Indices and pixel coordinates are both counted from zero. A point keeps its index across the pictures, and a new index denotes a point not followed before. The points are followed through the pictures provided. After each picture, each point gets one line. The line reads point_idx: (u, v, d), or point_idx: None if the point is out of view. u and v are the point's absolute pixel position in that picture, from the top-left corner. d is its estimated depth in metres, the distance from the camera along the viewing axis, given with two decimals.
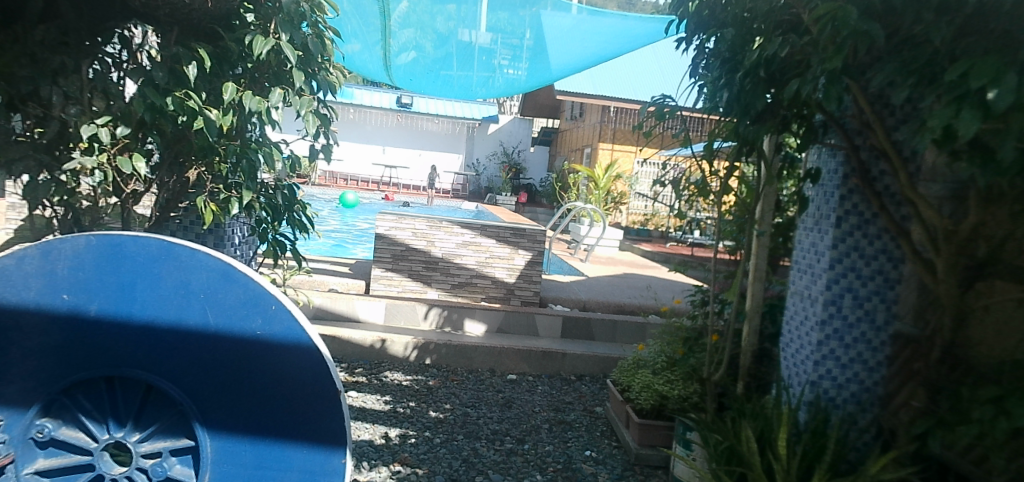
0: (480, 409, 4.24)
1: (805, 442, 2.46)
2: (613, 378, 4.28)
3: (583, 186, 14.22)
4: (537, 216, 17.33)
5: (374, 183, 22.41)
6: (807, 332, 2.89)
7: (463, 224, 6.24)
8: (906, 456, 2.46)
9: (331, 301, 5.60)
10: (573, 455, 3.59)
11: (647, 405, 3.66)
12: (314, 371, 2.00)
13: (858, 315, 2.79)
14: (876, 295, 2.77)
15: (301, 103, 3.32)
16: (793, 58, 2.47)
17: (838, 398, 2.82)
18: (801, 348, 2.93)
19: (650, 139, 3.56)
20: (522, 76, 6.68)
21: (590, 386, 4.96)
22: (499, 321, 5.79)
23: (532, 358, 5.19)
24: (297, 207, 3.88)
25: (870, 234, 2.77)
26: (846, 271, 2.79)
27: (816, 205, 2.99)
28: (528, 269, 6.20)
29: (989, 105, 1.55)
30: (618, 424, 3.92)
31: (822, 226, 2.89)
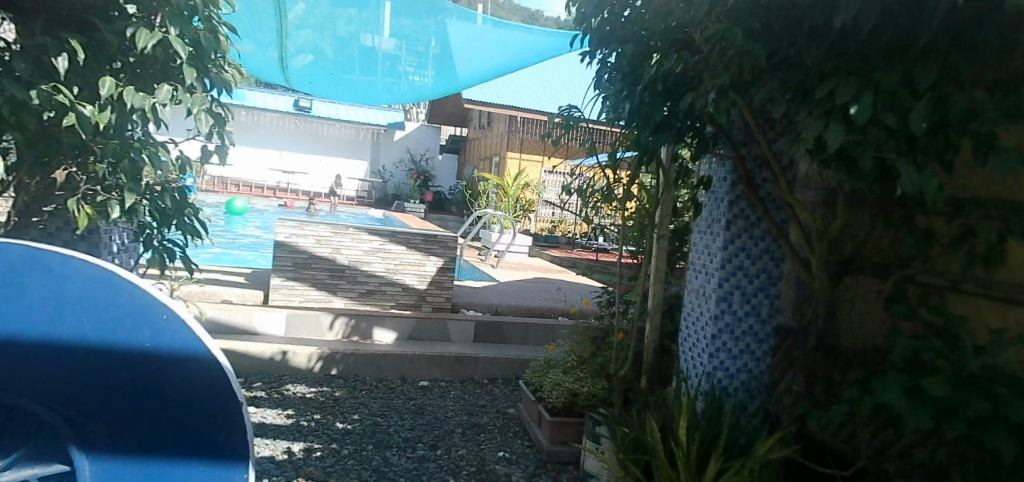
0: (391, 418, 4.16)
1: (702, 428, 2.64)
2: (525, 379, 4.36)
3: (491, 194, 14.37)
4: (447, 223, 17.32)
5: (272, 189, 21.35)
6: (703, 326, 3.17)
7: (370, 231, 6.13)
8: (789, 435, 2.73)
9: (224, 313, 5.30)
10: (486, 456, 3.62)
11: (559, 403, 3.75)
12: (214, 386, 1.85)
13: (746, 309, 3.09)
14: (761, 291, 3.10)
15: (193, 101, 3.14)
16: (687, 74, 2.65)
17: (731, 387, 3.08)
18: (698, 342, 3.20)
19: (558, 148, 3.68)
20: (428, 85, 6.66)
21: (502, 389, 5.02)
22: (410, 329, 5.72)
23: (444, 363, 5.18)
24: (189, 212, 3.61)
25: (755, 236, 3.09)
26: (735, 270, 3.09)
27: (708, 210, 3.28)
28: (440, 275, 6.16)
29: (850, 120, 1.77)
30: (530, 423, 4.00)
31: (714, 229, 3.18)
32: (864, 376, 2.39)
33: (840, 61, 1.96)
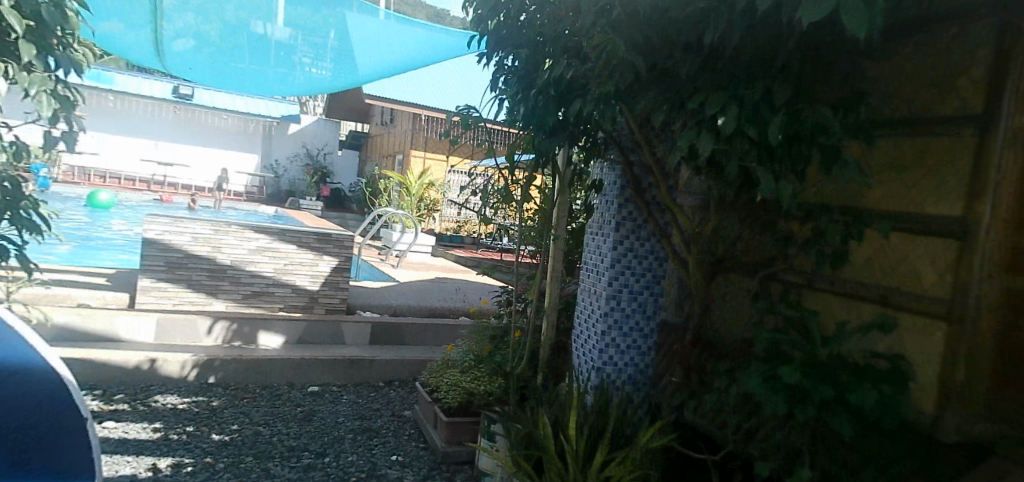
0: (275, 426, 3.96)
1: (589, 421, 2.74)
2: (422, 380, 4.31)
3: (393, 192, 14.09)
4: (347, 222, 16.78)
5: (149, 183, 19.63)
6: (594, 323, 3.32)
7: (257, 228, 5.81)
8: (669, 424, 2.91)
9: (80, 319, 4.81)
10: (377, 461, 3.55)
11: (454, 402, 3.74)
12: (44, 401, 1.29)
13: (634, 306, 3.28)
14: (647, 290, 3.30)
15: (32, 80, 2.90)
16: (577, 81, 2.74)
17: (619, 381, 3.24)
18: (589, 338, 3.35)
19: (457, 148, 3.66)
20: (326, 77, 6.39)
21: (398, 391, 4.94)
22: (300, 332, 5.47)
23: (336, 367, 5.00)
24: (25, 204, 3.24)
25: (642, 237, 3.30)
26: (624, 270, 3.27)
27: (600, 212, 3.45)
28: (335, 275, 5.95)
29: (718, 130, 1.91)
30: (426, 425, 3.96)
31: (605, 230, 3.35)
32: (733, 367, 2.60)
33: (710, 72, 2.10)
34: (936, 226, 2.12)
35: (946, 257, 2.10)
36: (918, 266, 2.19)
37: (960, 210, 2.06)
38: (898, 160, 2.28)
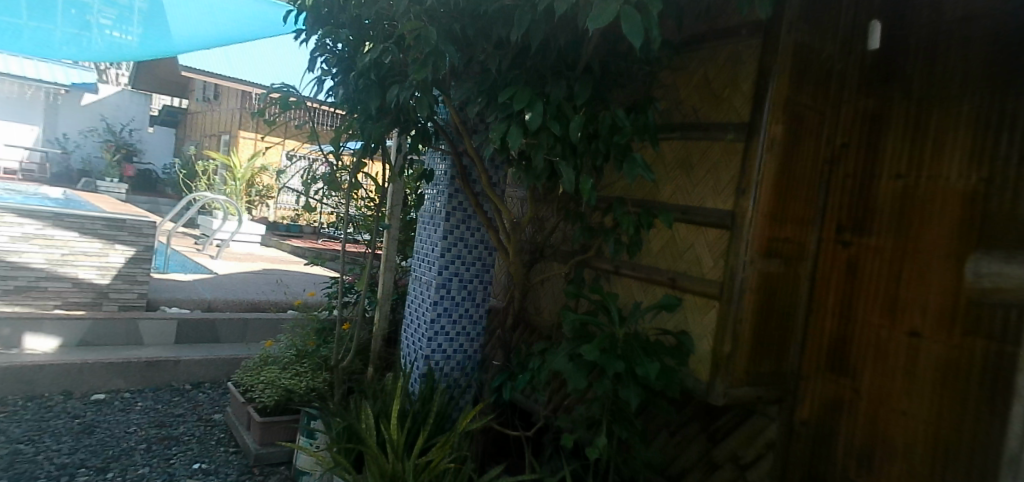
0: (42, 443, 3.42)
1: (411, 409, 2.77)
2: (234, 379, 3.98)
3: (214, 176, 12.84)
4: (158, 208, 14.95)
5: None
6: (423, 312, 3.32)
7: (23, 213, 4.92)
8: (490, 406, 3.04)
9: None
10: (175, 471, 3.23)
11: (271, 402, 3.51)
12: None
13: (463, 294, 3.35)
14: (477, 278, 3.39)
15: None
16: (396, 67, 2.73)
17: (447, 368, 3.30)
18: (418, 328, 3.34)
19: (274, 129, 3.42)
20: (131, 45, 5.66)
21: (209, 393, 4.53)
22: (84, 332, 4.78)
23: (130, 370, 4.45)
24: None
25: (472, 227, 3.38)
26: (454, 259, 3.32)
27: (431, 201, 3.46)
28: (131, 268, 5.24)
29: (524, 125, 2.03)
30: (237, 428, 3.69)
31: (435, 219, 3.37)
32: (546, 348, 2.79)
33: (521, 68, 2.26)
34: (714, 218, 2.67)
35: (719, 243, 2.65)
36: (699, 253, 2.74)
37: (731, 203, 2.62)
38: (692, 164, 2.84)
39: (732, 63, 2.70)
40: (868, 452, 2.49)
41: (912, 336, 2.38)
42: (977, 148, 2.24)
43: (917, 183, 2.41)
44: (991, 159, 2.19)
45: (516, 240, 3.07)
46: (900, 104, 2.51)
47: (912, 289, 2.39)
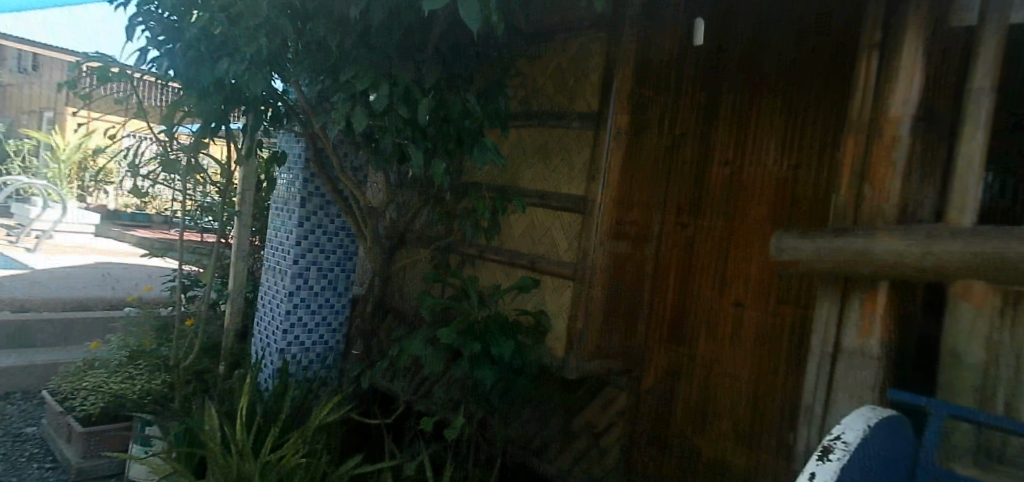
0: None
1: (261, 405, 2.64)
2: (51, 386, 3.61)
3: (32, 158, 11.21)
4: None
5: None
6: (278, 302, 3.17)
7: None
8: (351, 395, 2.99)
9: None
10: None
11: (96, 409, 3.22)
12: None
13: (323, 284, 3.25)
14: (338, 266, 3.30)
15: None
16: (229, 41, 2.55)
17: (304, 360, 3.20)
18: (272, 320, 3.20)
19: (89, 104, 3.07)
20: None
21: (23, 405, 4.00)
22: None
23: None
24: None
25: (331, 214, 3.28)
26: (311, 246, 3.20)
27: (284, 186, 3.31)
28: None
29: None
30: (57, 439, 3.34)
31: (290, 206, 3.22)
32: (405, 335, 2.78)
33: (370, 59, 2.32)
34: (568, 202, 2.81)
35: (573, 226, 2.79)
36: (555, 237, 2.87)
37: (583, 188, 2.76)
38: (548, 150, 2.95)
39: (580, 56, 2.84)
40: (702, 410, 2.86)
41: (738, 306, 2.78)
42: (789, 143, 2.66)
43: (740, 169, 2.82)
44: (799, 152, 2.63)
45: (374, 226, 3.02)
46: (728, 102, 2.89)
47: (738, 264, 2.79)
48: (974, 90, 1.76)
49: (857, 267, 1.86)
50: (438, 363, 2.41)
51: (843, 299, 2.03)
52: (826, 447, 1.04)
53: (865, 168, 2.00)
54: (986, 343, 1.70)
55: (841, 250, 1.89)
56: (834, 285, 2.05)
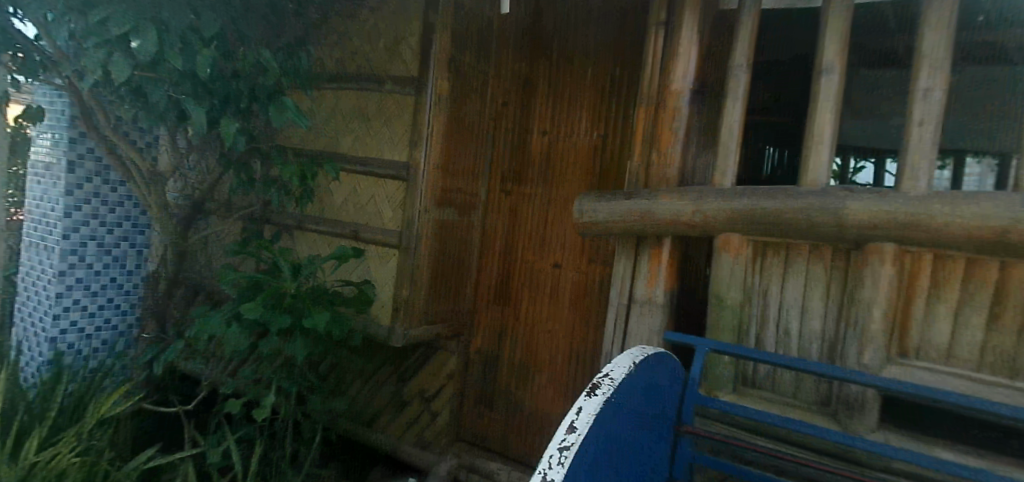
0: None
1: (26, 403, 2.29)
2: None
3: None
4: None
5: None
6: (46, 285, 2.93)
7: None
8: (144, 382, 2.72)
9: None
10: None
11: None
12: None
13: (107, 261, 3.08)
14: (125, 241, 3.13)
15: None
16: None
17: (85, 346, 3.01)
18: (40, 304, 2.96)
19: None
20: None
21: None
22: None
23: None
24: None
25: (110, 181, 3.06)
26: (87, 219, 2.99)
27: (44, 150, 2.99)
28: None
29: None
30: None
31: (54, 173, 2.94)
32: (205, 312, 2.58)
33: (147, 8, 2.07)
34: (390, 169, 2.75)
35: (397, 194, 2.74)
36: (379, 204, 2.80)
37: (405, 155, 2.71)
38: (367, 113, 2.86)
39: (394, 17, 2.78)
40: (526, 368, 3.01)
41: (556, 266, 2.95)
42: (598, 112, 2.85)
43: (557, 137, 2.96)
44: (607, 122, 2.82)
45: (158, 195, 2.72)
46: (544, 72, 3.01)
47: (556, 228, 2.95)
48: (734, 68, 2.05)
49: (640, 225, 2.15)
50: (243, 341, 2.27)
51: (635, 257, 2.32)
52: (595, 382, 1.15)
53: (652, 137, 2.23)
54: (741, 285, 2.10)
55: (632, 211, 2.15)
56: (628, 243, 2.34)
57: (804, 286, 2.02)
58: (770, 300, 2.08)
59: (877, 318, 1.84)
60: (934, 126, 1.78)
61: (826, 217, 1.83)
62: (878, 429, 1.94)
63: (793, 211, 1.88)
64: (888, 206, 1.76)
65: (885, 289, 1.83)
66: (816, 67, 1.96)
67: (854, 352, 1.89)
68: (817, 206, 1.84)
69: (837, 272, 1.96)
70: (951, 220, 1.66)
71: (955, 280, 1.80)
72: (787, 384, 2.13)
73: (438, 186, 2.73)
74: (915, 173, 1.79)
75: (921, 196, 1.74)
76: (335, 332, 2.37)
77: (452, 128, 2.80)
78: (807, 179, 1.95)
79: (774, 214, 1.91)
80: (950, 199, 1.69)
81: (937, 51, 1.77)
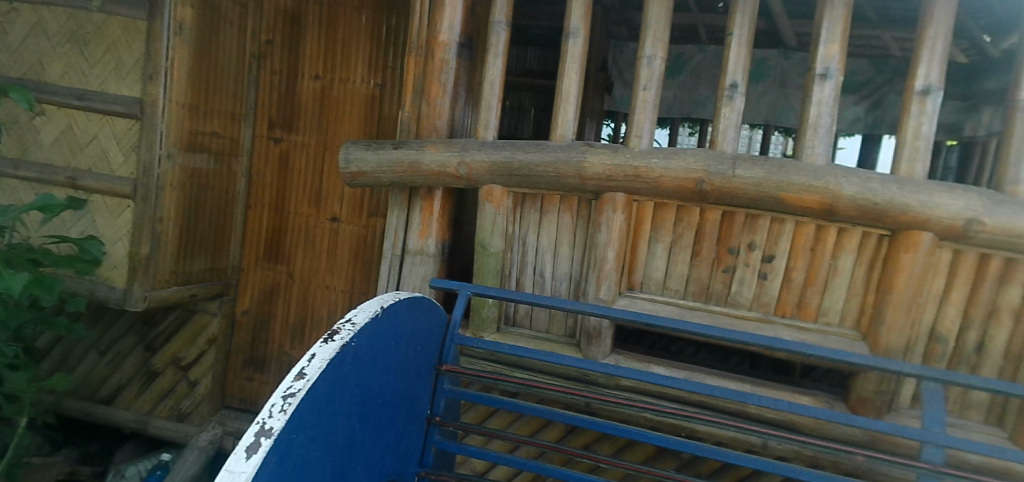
0: None
1: None
2: None
3: None
4: None
5: None
6: None
7: None
8: None
9: None
10: None
11: None
12: None
13: None
14: None
15: None
16: None
17: None
18: None
19: None
20: None
21: None
22: None
23: None
24: None
25: None
26: None
27: None
28: None
29: None
30: None
31: None
32: None
33: None
34: (115, 104, 2.36)
35: (128, 136, 2.38)
36: (104, 147, 2.41)
37: (137, 90, 2.35)
38: (83, 36, 2.41)
39: None
40: (300, 326, 2.89)
41: (333, 221, 2.84)
42: (373, 61, 2.75)
43: (330, 84, 2.80)
44: (384, 72, 2.73)
45: None
46: (314, 12, 2.80)
47: (332, 180, 2.82)
48: (494, 23, 2.14)
49: (407, 175, 2.16)
50: None
51: (407, 207, 2.31)
52: (334, 329, 1.16)
53: (420, 87, 2.23)
54: (502, 233, 2.23)
55: (399, 161, 2.15)
56: (400, 192, 2.31)
57: (555, 232, 2.23)
58: (527, 246, 2.26)
59: (611, 258, 2.11)
60: (654, 90, 2.06)
61: (570, 168, 2.05)
62: (611, 354, 2.28)
63: (543, 163, 2.07)
64: (619, 160, 2.02)
65: (617, 233, 2.10)
66: (564, 29, 2.12)
67: (594, 291, 2.14)
68: (563, 159, 2.05)
69: (582, 219, 2.20)
70: (664, 171, 1.98)
71: (668, 223, 2.14)
72: (542, 321, 2.39)
73: (181, 129, 2.43)
74: (640, 131, 2.06)
75: (643, 152, 2.02)
76: (42, 296, 2.03)
77: (200, 63, 2.48)
78: (557, 133, 2.13)
79: (526, 166, 2.08)
80: (664, 156, 1.99)
81: (658, 24, 2.04)
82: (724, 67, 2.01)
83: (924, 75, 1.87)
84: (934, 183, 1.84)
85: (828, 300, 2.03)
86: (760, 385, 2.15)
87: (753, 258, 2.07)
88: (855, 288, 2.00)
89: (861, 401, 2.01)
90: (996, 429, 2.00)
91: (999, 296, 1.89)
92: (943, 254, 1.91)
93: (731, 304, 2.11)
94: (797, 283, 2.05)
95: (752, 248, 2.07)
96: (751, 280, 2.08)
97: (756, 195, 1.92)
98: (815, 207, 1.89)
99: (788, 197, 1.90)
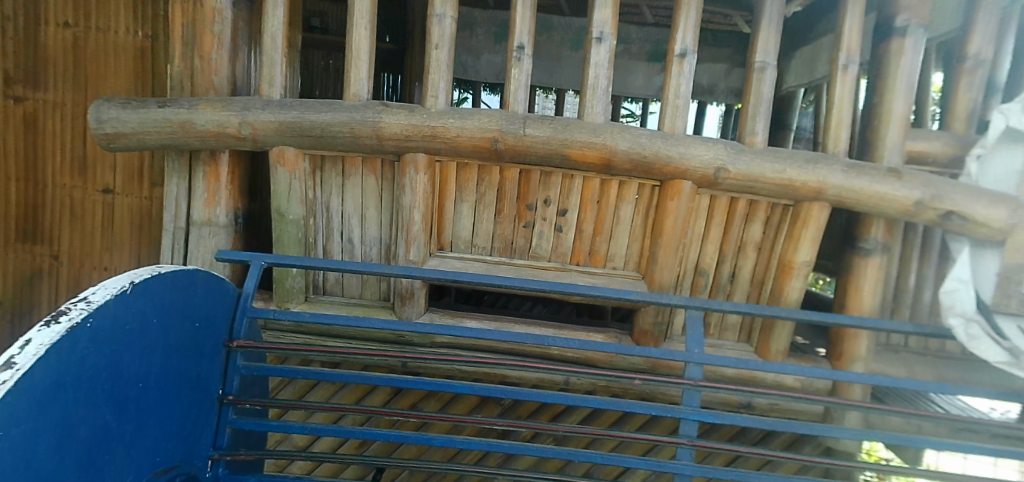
0: None
1: None
2: None
3: None
4: None
5: None
6: None
7: None
8: None
9: None
10: None
11: None
12: None
13: None
14: None
15: None
16: None
17: None
18: None
19: None
20: None
21: None
22: None
23: None
24: None
25: None
26: None
27: None
28: None
29: None
30: None
31: None
32: None
33: None
34: None
35: None
36: None
37: None
38: None
39: None
40: None
41: (106, 193, 2.64)
42: (136, 8, 2.53)
43: (86, 33, 2.56)
44: (152, 22, 2.53)
45: None
46: None
47: (96, 147, 2.61)
48: None
49: (182, 138, 1.98)
50: None
51: (188, 174, 2.11)
52: (59, 309, 1.12)
53: (191, 40, 2.03)
54: (301, 199, 2.12)
55: (168, 122, 1.96)
56: (179, 157, 2.10)
57: (359, 196, 2.17)
58: (332, 213, 2.19)
59: (417, 220, 2.12)
60: (447, 49, 2.07)
61: (365, 128, 2.00)
62: (426, 314, 2.31)
63: (336, 123, 2.00)
64: (415, 119, 2.01)
65: (421, 193, 2.10)
66: None
67: (403, 253, 2.15)
68: (357, 120, 1.99)
69: (385, 180, 2.15)
70: (459, 131, 2.01)
71: (471, 182, 2.18)
72: (353, 287, 2.34)
73: None
74: (435, 90, 2.06)
75: (438, 112, 2.03)
76: None
77: None
78: (350, 92, 2.06)
79: (318, 126, 1.99)
80: (460, 116, 2.03)
81: None
82: (512, 29, 2.08)
83: (681, 39, 2.10)
84: (691, 137, 2.09)
85: (614, 247, 2.25)
86: (562, 328, 2.35)
87: (549, 212, 2.21)
88: (635, 234, 2.23)
89: (642, 333, 2.29)
90: (746, 344, 2.39)
91: (745, 233, 2.23)
92: (702, 198, 2.19)
93: (532, 257, 2.25)
94: (588, 233, 2.23)
95: (547, 203, 2.20)
96: (549, 234, 2.23)
97: (544, 152, 2.04)
98: (596, 161, 2.06)
99: (572, 153, 2.04)
